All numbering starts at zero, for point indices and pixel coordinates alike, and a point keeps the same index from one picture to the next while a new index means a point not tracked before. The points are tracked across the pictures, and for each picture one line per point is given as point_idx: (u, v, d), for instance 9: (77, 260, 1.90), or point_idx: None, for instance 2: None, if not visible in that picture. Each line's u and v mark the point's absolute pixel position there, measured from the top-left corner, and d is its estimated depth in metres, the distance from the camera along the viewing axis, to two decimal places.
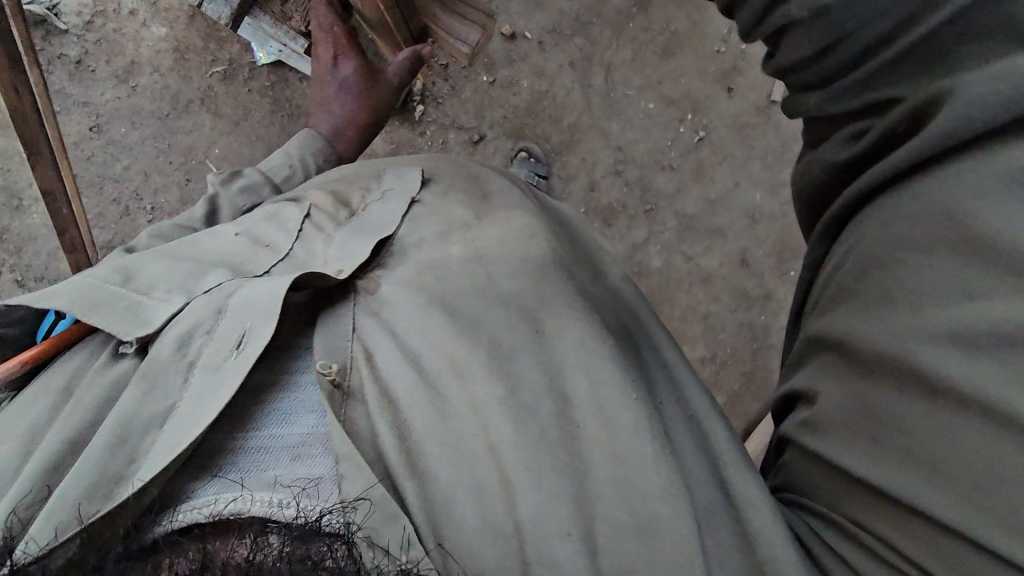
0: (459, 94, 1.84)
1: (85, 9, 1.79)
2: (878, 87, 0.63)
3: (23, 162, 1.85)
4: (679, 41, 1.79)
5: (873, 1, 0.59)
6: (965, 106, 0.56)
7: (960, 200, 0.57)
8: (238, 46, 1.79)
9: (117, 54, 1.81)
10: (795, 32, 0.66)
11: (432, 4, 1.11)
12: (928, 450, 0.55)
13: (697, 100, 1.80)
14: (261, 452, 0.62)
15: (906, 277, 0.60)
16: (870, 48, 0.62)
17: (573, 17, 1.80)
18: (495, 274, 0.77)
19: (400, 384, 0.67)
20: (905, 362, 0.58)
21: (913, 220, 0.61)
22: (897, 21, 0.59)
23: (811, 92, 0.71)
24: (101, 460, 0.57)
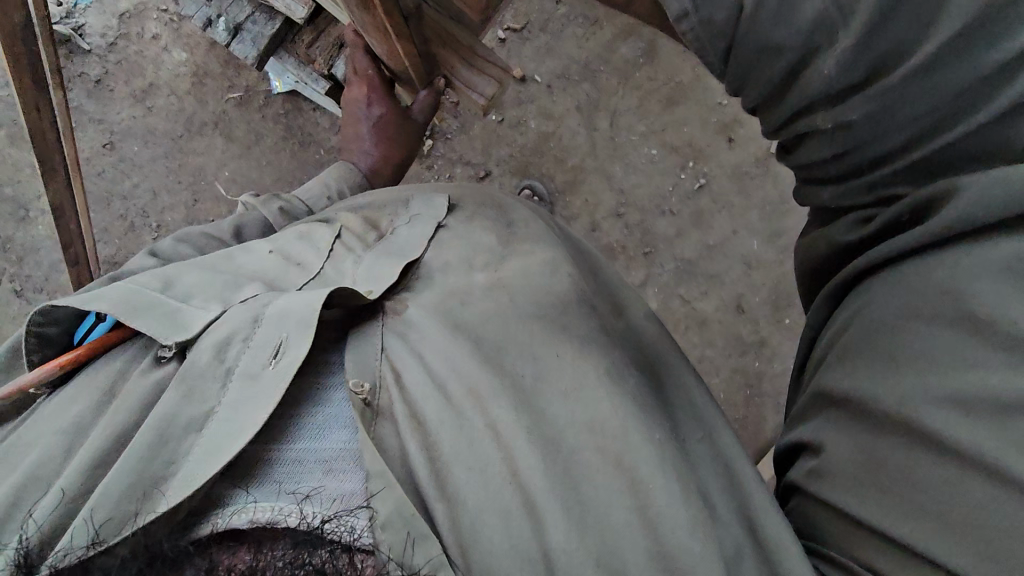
0: (468, 131, 1.89)
1: (110, 31, 1.84)
2: (888, 185, 0.69)
3: (33, 174, 1.87)
4: (683, 92, 1.86)
5: (897, 117, 0.64)
6: (967, 205, 0.60)
7: (957, 277, 0.61)
8: (255, 75, 1.83)
9: (137, 75, 1.85)
10: (814, 137, 0.71)
11: (446, 53, 1.05)
12: (938, 503, 0.57)
13: (698, 148, 1.85)
14: (295, 464, 0.60)
15: (909, 344, 0.63)
16: (883, 157, 0.67)
17: (582, 64, 1.86)
18: (519, 300, 0.78)
19: (429, 406, 0.67)
20: (911, 424, 0.60)
21: (920, 289, 0.64)
22: (916, 133, 0.64)
23: (821, 184, 0.76)
24: (141, 462, 0.56)
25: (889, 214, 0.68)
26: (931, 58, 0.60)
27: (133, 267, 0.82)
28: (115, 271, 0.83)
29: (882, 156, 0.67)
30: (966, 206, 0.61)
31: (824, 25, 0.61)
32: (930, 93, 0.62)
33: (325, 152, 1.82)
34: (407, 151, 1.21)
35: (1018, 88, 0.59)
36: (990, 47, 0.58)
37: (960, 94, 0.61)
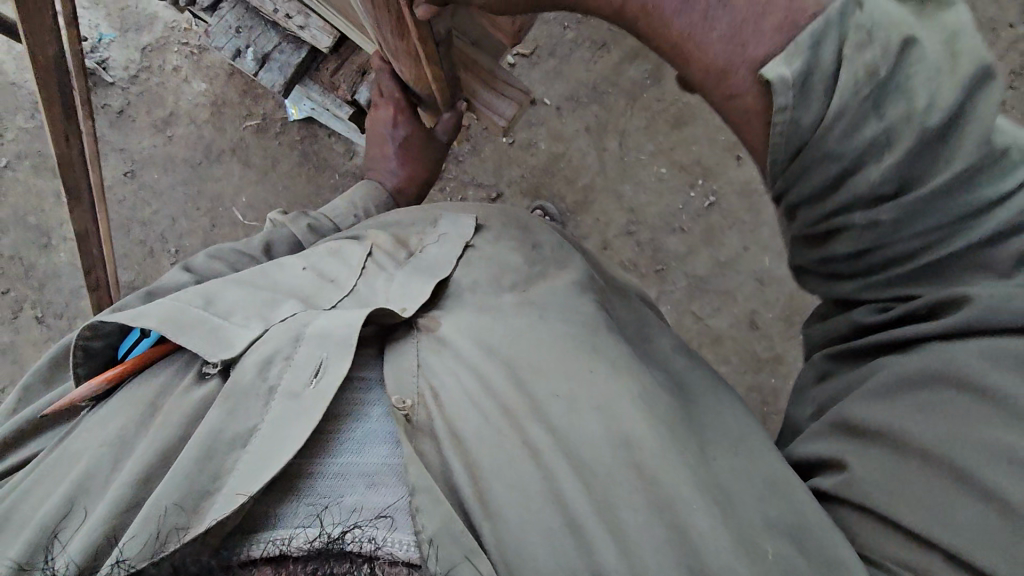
0: (479, 154, 1.93)
1: (133, 63, 1.90)
2: (906, 284, 0.66)
3: (55, 203, 1.91)
4: (691, 111, 1.89)
5: (912, 225, 0.62)
6: (985, 309, 0.59)
7: (989, 328, 0.59)
8: (272, 103, 1.88)
9: (158, 106, 1.91)
10: (846, 234, 0.67)
11: (469, 78, 1.08)
12: (976, 526, 0.54)
13: (707, 166, 1.87)
14: (337, 478, 0.61)
15: (944, 387, 0.61)
16: (900, 259, 0.65)
17: (591, 86, 1.90)
18: (548, 319, 0.79)
19: (467, 424, 0.67)
20: (948, 457, 0.58)
21: (945, 339, 0.62)
22: (923, 244, 0.63)
23: (840, 278, 0.71)
24: (187, 476, 0.57)
25: (920, 301, 0.65)
26: (948, 183, 0.59)
27: (171, 284, 0.84)
28: (151, 286, 0.85)
29: (915, 257, 0.64)
30: (984, 310, 0.59)
31: (877, 144, 0.60)
32: (937, 212, 0.61)
33: (340, 177, 1.86)
34: (430, 170, 1.23)
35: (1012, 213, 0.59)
36: (988, 184, 0.59)
37: (966, 214, 0.60)
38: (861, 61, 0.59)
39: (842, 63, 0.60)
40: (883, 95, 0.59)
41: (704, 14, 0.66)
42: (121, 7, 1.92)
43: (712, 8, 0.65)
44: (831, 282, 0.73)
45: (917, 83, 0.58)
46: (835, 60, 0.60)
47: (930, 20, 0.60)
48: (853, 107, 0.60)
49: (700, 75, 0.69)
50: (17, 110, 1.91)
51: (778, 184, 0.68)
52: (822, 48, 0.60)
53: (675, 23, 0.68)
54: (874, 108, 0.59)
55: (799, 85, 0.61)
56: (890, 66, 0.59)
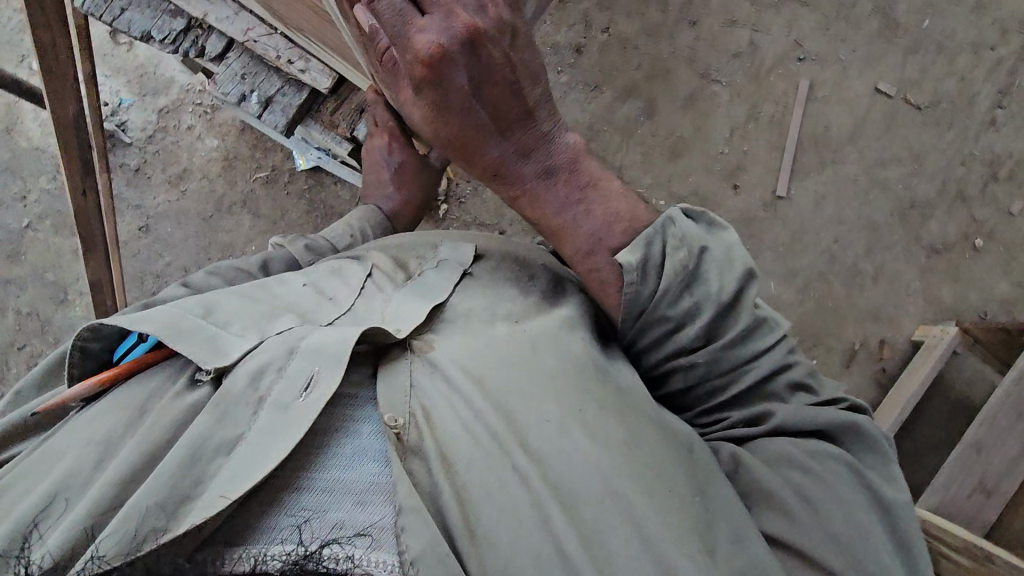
0: (480, 194, 1.97)
1: (149, 125, 2.01)
2: (726, 404, 0.82)
3: (71, 259, 1.98)
4: (686, 144, 1.98)
5: (721, 363, 0.81)
6: (787, 420, 0.78)
7: (798, 427, 0.78)
8: (281, 155, 1.95)
9: (172, 163, 2.00)
10: (679, 370, 0.83)
11: None
12: (849, 553, 0.69)
13: (705, 196, 1.98)
14: (325, 494, 0.62)
15: (799, 456, 0.75)
16: (716, 387, 0.82)
17: (586, 125, 1.98)
18: (539, 343, 0.79)
19: (457, 446, 0.68)
20: (823, 505, 0.72)
21: (774, 434, 0.78)
22: (730, 375, 0.81)
23: (679, 401, 0.86)
24: (172, 479, 0.58)
25: (739, 415, 0.81)
26: (738, 333, 0.80)
27: (168, 296, 0.85)
28: (149, 299, 0.86)
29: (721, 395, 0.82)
30: (785, 420, 0.78)
31: (691, 312, 0.80)
32: (735, 354, 0.80)
33: None
34: (425, 194, 1.26)
35: (773, 354, 0.81)
36: (757, 336, 0.81)
37: (751, 355, 0.80)
38: (676, 262, 0.79)
39: (664, 259, 0.79)
40: (693, 280, 0.80)
41: (571, 217, 0.82)
42: (139, 73, 2.03)
43: (580, 215, 0.82)
44: (672, 408, 0.88)
45: (711, 274, 0.80)
46: (660, 256, 0.79)
47: (717, 234, 0.83)
48: (670, 288, 0.79)
49: (570, 257, 0.84)
50: (38, 172, 1.99)
51: (629, 334, 0.84)
52: (651, 246, 0.79)
53: (550, 220, 0.84)
54: (687, 286, 0.80)
55: (640, 272, 0.78)
56: (694, 264, 0.80)
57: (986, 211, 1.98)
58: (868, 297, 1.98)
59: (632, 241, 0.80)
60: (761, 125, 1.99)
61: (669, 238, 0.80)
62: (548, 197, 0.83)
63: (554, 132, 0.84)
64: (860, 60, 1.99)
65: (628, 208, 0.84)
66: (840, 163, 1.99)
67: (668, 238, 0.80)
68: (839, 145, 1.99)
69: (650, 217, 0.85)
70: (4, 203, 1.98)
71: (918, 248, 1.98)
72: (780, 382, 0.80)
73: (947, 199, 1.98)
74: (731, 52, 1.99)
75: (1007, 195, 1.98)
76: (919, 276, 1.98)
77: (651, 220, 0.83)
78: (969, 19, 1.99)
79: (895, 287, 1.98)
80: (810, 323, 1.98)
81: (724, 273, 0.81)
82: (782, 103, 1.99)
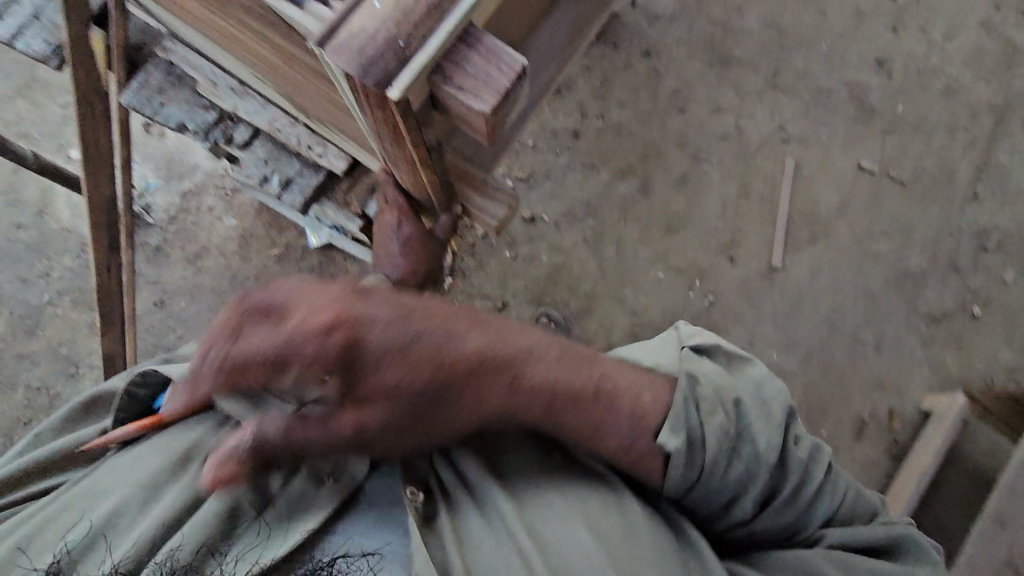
0: (484, 267, 2.05)
1: (172, 207, 2.12)
2: (786, 536, 0.90)
3: (86, 334, 2.03)
4: (680, 220, 2.07)
5: (787, 513, 0.88)
6: (840, 533, 0.87)
7: (849, 536, 0.87)
8: (294, 233, 2.06)
9: (191, 242, 2.10)
10: (741, 516, 0.88)
11: (461, 184, 1.02)
12: None
13: (702, 269, 2.05)
14: (353, 551, 0.80)
15: (851, 557, 0.84)
16: (778, 527, 0.89)
17: (584, 203, 2.08)
18: (545, 443, 0.93)
19: (469, 524, 0.84)
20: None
21: (830, 541, 0.87)
22: (793, 516, 0.88)
23: (734, 534, 0.91)
24: (213, 517, 0.80)
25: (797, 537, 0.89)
26: (797, 482, 0.87)
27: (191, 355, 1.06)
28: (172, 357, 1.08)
29: (781, 537, 0.89)
30: (839, 534, 0.87)
31: (748, 475, 0.86)
32: (792, 500, 0.87)
33: None
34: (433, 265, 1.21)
35: (830, 490, 0.89)
36: (810, 481, 0.88)
37: (809, 501, 0.87)
38: (716, 426, 0.86)
39: (707, 429, 0.86)
40: (739, 442, 0.86)
41: (606, 406, 0.87)
42: (167, 160, 2.16)
43: (603, 410, 0.87)
44: (715, 534, 0.93)
45: (760, 432, 0.87)
46: (702, 429, 0.86)
47: (736, 376, 0.93)
48: (720, 454, 0.85)
49: (609, 450, 0.88)
50: (64, 252, 2.09)
51: (684, 496, 0.88)
52: (701, 424, 0.86)
53: (585, 416, 0.88)
54: (735, 451, 0.86)
55: (688, 454, 0.85)
56: (735, 424, 0.87)
57: (980, 280, 2.02)
58: (873, 366, 1.98)
59: (665, 423, 0.87)
60: (752, 200, 2.09)
61: (702, 401, 0.88)
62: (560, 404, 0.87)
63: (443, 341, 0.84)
64: (842, 140, 2.12)
65: (645, 376, 0.92)
66: (832, 236, 2.06)
67: (700, 401, 0.88)
68: (828, 219, 2.08)
69: (660, 376, 0.93)
70: (28, 280, 2.06)
71: (917, 316, 2.00)
72: (836, 509, 0.89)
73: (939, 269, 2.03)
74: (720, 135, 2.12)
75: (998, 265, 2.03)
76: (920, 346, 1.99)
77: (670, 382, 0.91)
78: (941, 102, 2.12)
79: (899, 356, 1.99)
80: (815, 393, 1.97)
81: (761, 421, 0.88)
82: (770, 180, 2.09)
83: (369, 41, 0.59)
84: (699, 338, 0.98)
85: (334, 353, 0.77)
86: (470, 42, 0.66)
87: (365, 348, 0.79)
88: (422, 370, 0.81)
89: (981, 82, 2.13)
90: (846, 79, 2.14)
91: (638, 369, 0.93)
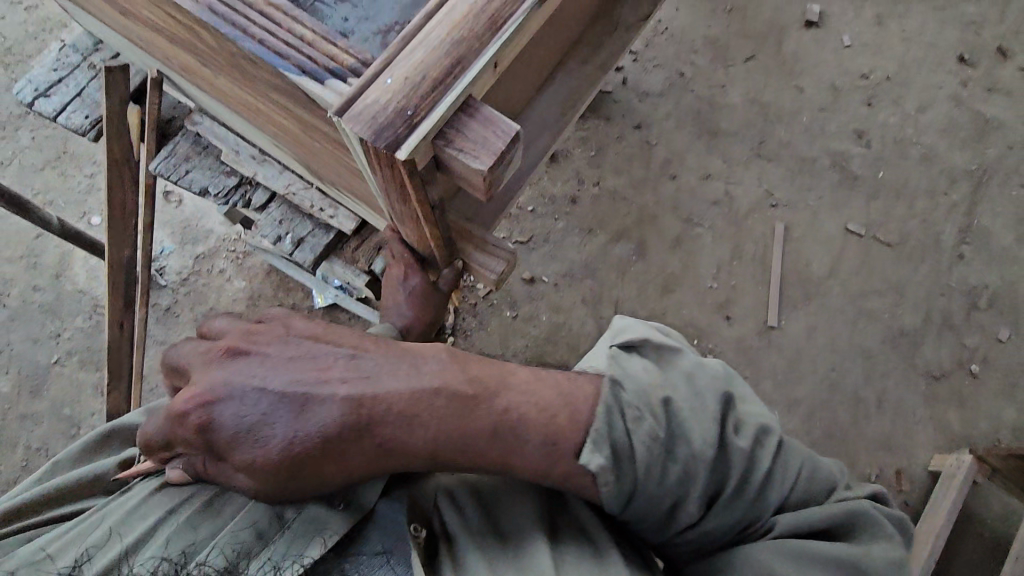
0: (485, 326, 2.10)
1: (185, 269, 2.20)
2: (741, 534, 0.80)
3: (91, 393, 2.05)
4: (676, 280, 2.14)
5: (734, 511, 0.78)
6: (796, 522, 0.78)
7: (802, 523, 0.78)
8: (301, 294, 2.12)
9: (200, 303, 2.17)
10: (685, 523, 0.79)
11: (460, 240, 1.08)
12: None
13: (699, 328, 2.09)
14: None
15: (808, 550, 0.76)
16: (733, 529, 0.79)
17: (583, 264, 2.16)
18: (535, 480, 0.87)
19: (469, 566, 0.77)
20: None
21: (786, 531, 0.78)
22: (742, 513, 0.78)
23: (685, 541, 0.82)
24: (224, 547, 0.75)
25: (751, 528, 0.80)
26: (739, 479, 0.77)
27: None
28: None
29: (733, 534, 0.80)
30: (794, 522, 0.78)
31: (685, 478, 0.77)
32: (738, 497, 0.78)
33: None
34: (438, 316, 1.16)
35: (778, 475, 0.79)
36: (757, 472, 0.78)
37: (755, 494, 0.78)
38: (642, 434, 0.76)
39: (633, 439, 0.75)
40: (672, 444, 0.77)
41: (513, 440, 0.74)
42: (183, 225, 2.26)
43: (516, 432, 0.75)
44: (667, 543, 0.83)
45: (692, 431, 0.77)
46: (628, 438, 0.76)
47: (668, 372, 0.82)
48: (651, 461, 0.76)
49: (529, 470, 0.76)
50: (76, 312, 2.14)
51: (620, 510, 0.78)
52: (625, 431, 0.76)
53: (490, 454, 0.75)
54: (668, 455, 0.77)
55: (614, 468, 0.75)
56: (664, 427, 0.77)
57: (976, 338, 2.05)
58: (876, 425, 1.97)
59: (587, 439, 0.75)
60: (744, 262, 2.15)
61: (626, 408, 0.77)
62: (469, 449, 0.74)
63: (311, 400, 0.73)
64: (828, 205, 2.21)
65: (570, 379, 0.80)
66: (825, 295, 2.11)
67: (626, 408, 0.77)
68: (821, 279, 2.13)
69: (592, 382, 0.79)
70: (39, 340, 2.11)
71: (916, 375, 2.01)
72: (789, 492, 0.80)
73: (934, 327, 2.06)
74: (711, 201, 2.22)
75: (992, 322, 2.06)
76: (922, 404, 1.99)
77: (598, 388, 0.79)
78: (920, 170, 2.23)
79: (901, 415, 1.98)
80: (819, 452, 1.95)
81: (695, 417, 0.78)
82: (761, 242, 2.17)
83: (381, 111, 0.68)
84: (629, 332, 0.85)
85: (193, 435, 0.75)
86: (469, 111, 0.73)
87: (216, 427, 0.73)
88: (275, 438, 0.72)
89: (957, 150, 2.24)
90: (828, 148, 2.26)
91: (563, 373, 0.81)
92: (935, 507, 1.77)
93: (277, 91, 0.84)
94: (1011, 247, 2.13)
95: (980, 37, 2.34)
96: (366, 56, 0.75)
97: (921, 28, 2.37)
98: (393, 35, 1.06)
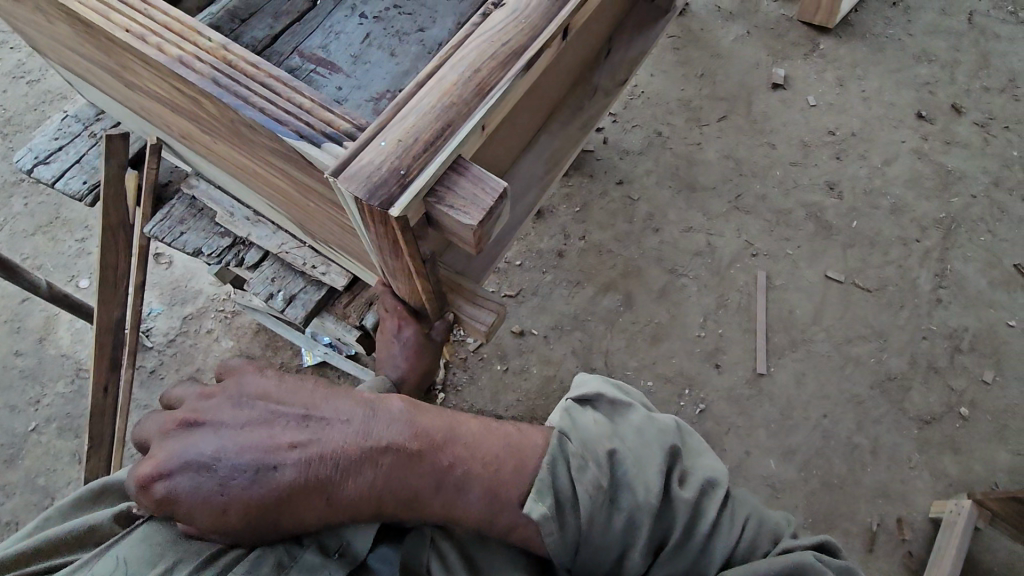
0: (476, 381, 2.10)
1: (172, 330, 2.19)
2: None
3: (67, 462, 1.98)
4: (663, 329, 2.16)
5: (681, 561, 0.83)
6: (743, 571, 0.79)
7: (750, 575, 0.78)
8: (289, 352, 2.11)
9: (186, 363, 2.14)
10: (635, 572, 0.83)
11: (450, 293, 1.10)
12: None
13: (690, 377, 2.09)
14: None
15: None
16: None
17: (571, 316, 2.18)
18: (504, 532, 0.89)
19: None
20: None
21: None
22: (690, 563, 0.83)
23: None
24: None
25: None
26: (683, 528, 0.82)
27: None
28: None
29: None
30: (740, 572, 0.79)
31: (629, 528, 0.81)
32: (685, 546, 0.82)
33: None
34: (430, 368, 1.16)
35: (723, 527, 0.83)
36: (700, 522, 0.83)
37: (701, 544, 0.82)
38: (585, 483, 0.79)
39: (577, 489, 0.79)
40: (616, 493, 0.82)
41: (456, 492, 0.78)
42: (173, 286, 2.26)
43: (461, 487, 0.78)
44: None
45: (636, 482, 0.82)
46: (571, 486, 0.80)
47: (615, 425, 0.88)
48: (597, 510, 0.80)
49: (474, 521, 0.80)
50: (58, 376, 2.10)
51: (570, 560, 0.82)
52: (568, 481, 0.80)
53: (433, 505, 0.79)
54: (612, 503, 0.81)
55: (558, 516, 0.78)
56: (608, 476, 0.82)
57: (961, 380, 2.07)
58: (874, 472, 1.95)
59: (532, 489, 0.78)
60: (730, 309, 2.19)
61: (571, 458, 0.81)
62: (417, 499, 0.78)
63: (264, 468, 0.74)
64: (806, 253, 2.28)
65: (521, 433, 0.84)
66: (811, 341, 2.15)
67: (572, 458, 0.81)
68: (805, 325, 2.17)
69: (539, 435, 0.84)
70: (17, 408, 2.05)
71: (907, 420, 2.02)
72: (735, 543, 0.83)
73: (920, 372, 2.09)
74: (693, 253, 2.28)
75: (976, 365, 2.09)
76: (916, 449, 1.98)
77: (546, 438, 0.84)
78: (890, 221, 2.32)
79: (897, 462, 1.97)
80: (818, 503, 1.92)
81: (637, 468, 0.83)
82: (745, 292, 2.22)
83: (376, 170, 0.72)
84: (585, 386, 0.94)
85: (157, 505, 0.76)
86: (459, 168, 0.77)
87: (176, 498, 0.75)
88: (234, 505, 0.74)
89: (924, 200, 2.34)
90: (803, 201, 2.36)
91: (516, 427, 0.85)
92: (938, 559, 1.74)
93: (274, 155, 0.88)
94: (986, 290, 2.20)
95: (934, 96, 2.51)
96: (360, 121, 0.79)
97: (879, 89, 2.53)
98: (383, 101, 1.16)
